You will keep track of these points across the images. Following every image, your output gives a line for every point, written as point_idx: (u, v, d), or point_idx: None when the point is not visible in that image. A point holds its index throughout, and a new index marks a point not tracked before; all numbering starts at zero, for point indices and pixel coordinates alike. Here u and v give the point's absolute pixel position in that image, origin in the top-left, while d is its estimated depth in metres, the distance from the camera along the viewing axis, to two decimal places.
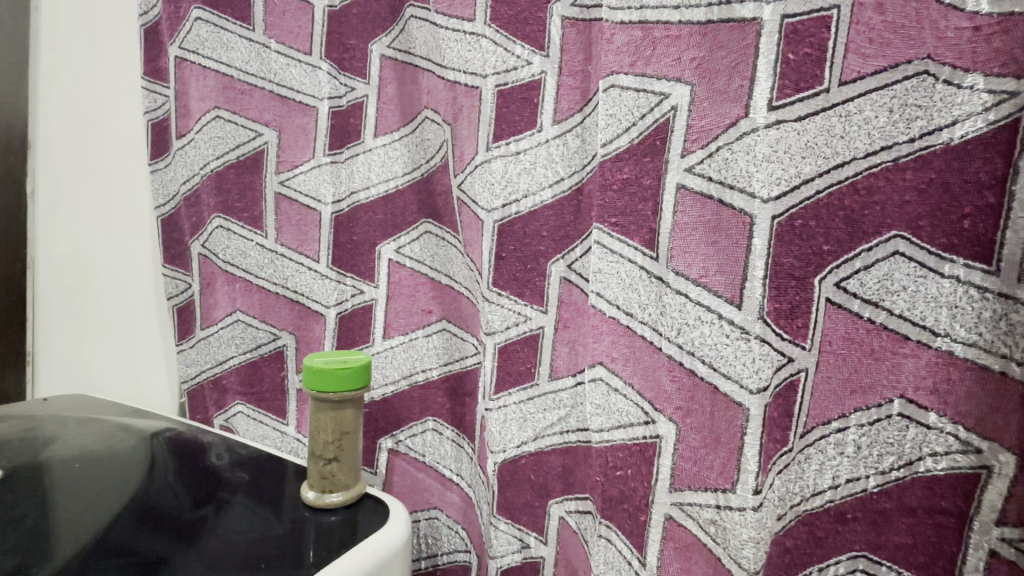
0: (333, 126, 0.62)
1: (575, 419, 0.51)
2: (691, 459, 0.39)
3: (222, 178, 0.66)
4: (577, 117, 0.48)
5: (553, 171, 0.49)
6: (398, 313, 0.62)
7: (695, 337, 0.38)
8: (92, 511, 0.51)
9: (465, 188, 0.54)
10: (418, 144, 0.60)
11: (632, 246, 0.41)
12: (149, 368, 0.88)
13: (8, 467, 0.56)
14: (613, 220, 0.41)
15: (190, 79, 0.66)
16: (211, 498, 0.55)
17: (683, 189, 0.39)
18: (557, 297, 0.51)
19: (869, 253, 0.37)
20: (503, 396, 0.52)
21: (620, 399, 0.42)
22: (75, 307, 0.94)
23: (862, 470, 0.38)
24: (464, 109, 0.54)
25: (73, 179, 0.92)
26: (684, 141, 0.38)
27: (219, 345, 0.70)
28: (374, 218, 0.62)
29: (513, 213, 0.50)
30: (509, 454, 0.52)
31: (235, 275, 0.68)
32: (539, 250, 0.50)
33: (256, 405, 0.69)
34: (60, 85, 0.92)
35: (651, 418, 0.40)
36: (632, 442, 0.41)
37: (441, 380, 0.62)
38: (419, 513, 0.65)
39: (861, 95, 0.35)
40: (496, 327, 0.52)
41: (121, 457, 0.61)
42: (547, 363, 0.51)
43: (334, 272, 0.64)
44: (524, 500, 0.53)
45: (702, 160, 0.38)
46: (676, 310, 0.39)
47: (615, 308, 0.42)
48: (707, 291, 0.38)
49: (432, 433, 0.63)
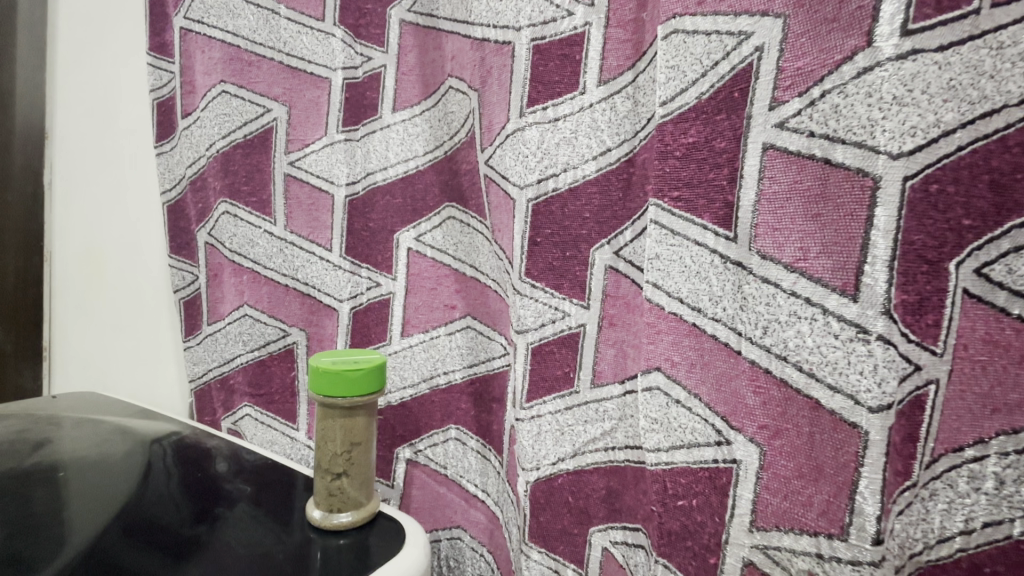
0: (347, 100, 0.56)
1: (623, 433, 0.43)
2: (778, 491, 0.31)
3: (229, 159, 0.61)
4: (628, 76, 0.41)
5: (598, 141, 0.41)
6: (417, 308, 0.56)
7: (789, 338, 0.30)
8: (75, 524, 0.46)
9: (495, 162, 0.47)
10: (440, 118, 0.53)
11: (701, 226, 0.33)
12: (161, 366, 0.84)
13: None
14: (676, 192, 0.34)
15: (195, 52, 0.61)
16: (209, 513, 0.49)
17: (771, 149, 0.31)
18: (602, 290, 0.43)
19: (1022, 230, 0.27)
20: (537, 405, 0.45)
21: (683, 413, 0.34)
22: (89, 301, 0.91)
23: (1005, 511, 0.29)
24: (494, 71, 0.47)
25: (87, 168, 0.88)
26: (773, 89, 0.30)
27: (226, 342, 0.65)
28: (392, 202, 0.55)
29: (550, 190, 0.43)
30: (543, 472, 0.44)
31: (242, 266, 0.62)
32: (580, 235, 0.43)
33: (265, 409, 0.64)
34: (76, 71, 0.89)
35: (727, 439, 0.32)
36: (698, 467, 0.33)
37: (465, 385, 0.55)
38: (439, 532, 0.58)
39: (1018, 22, 0.25)
40: (529, 324, 0.44)
41: (117, 463, 0.56)
42: (589, 368, 0.44)
43: (347, 262, 0.58)
44: (561, 525, 0.45)
45: (803, 109, 0.29)
46: (763, 303, 0.31)
47: (679, 301, 0.34)
48: (803, 277, 0.30)
49: (455, 443, 0.56)
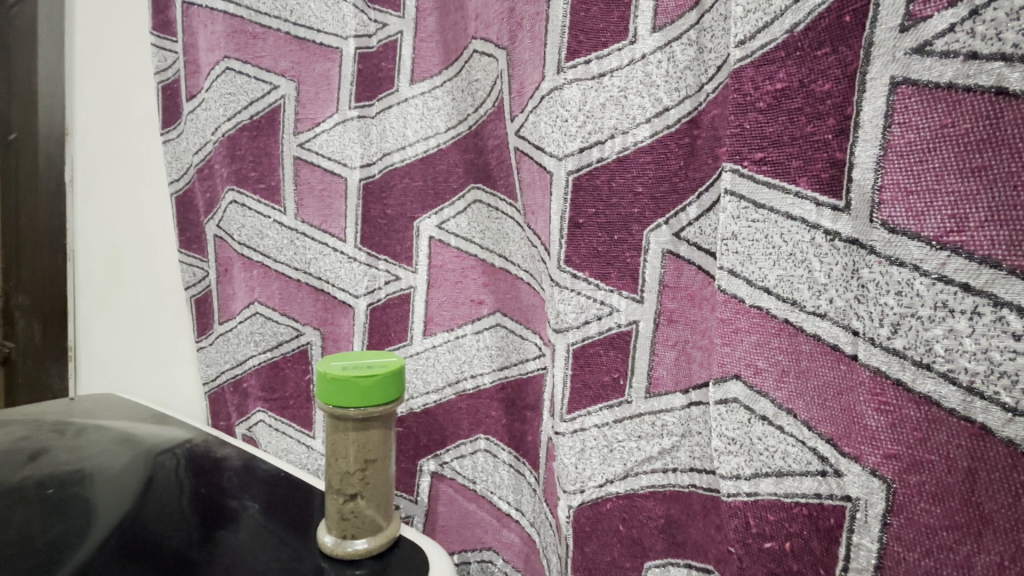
0: (360, 72, 0.50)
1: (688, 453, 0.36)
2: (915, 544, 0.24)
3: (236, 143, 0.56)
4: (690, 18, 0.33)
5: (652, 99, 0.34)
6: (440, 304, 0.50)
7: (934, 340, 0.22)
8: (65, 547, 0.42)
9: (527, 131, 0.40)
10: (464, 88, 0.47)
11: (796, 194, 0.26)
12: (179, 366, 0.80)
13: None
14: (759, 153, 0.27)
15: (199, 28, 0.57)
16: (212, 532, 0.44)
17: (903, 84, 0.23)
18: (658, 280, 0.36)
19: None
20: (580, 417, 0.37)
21: (771, 433, 0.27)
22: (109, 299, 0.88)
23: None
24: (525, 22, 0.40)
25: (105, 164, 0.85)
26: (906, 2, 0.22)
27: (237, 343, 0.60)
28: (411, 185, 0.49)
29: (594, 160, 0.35)
30: (588, 496, 0.37)
31: (252, 260, 0.57)
32: (631, 213, 0.36)
33: (279, 414, 0.59)
34: (89, 62, 0.85)
35: (834, 467, 0.25)
36: (796, 504, 0.26)
37: (495, 390, 0.49)
38: (469, 554, 0.52)
39: None
40: (570, 322, 0.37)
41: (121, 474, 0.52)
42: (644, 374, 0.37)
43: (363, 253, 0.52)
44: (610, 558, 0.38)
45: (960, 24, 0.21)
46: (890, 293, 0.23)
47: (764, 291, 0.27)
48: (957, 255, 0.22)
49: (485, 455, 0.50)
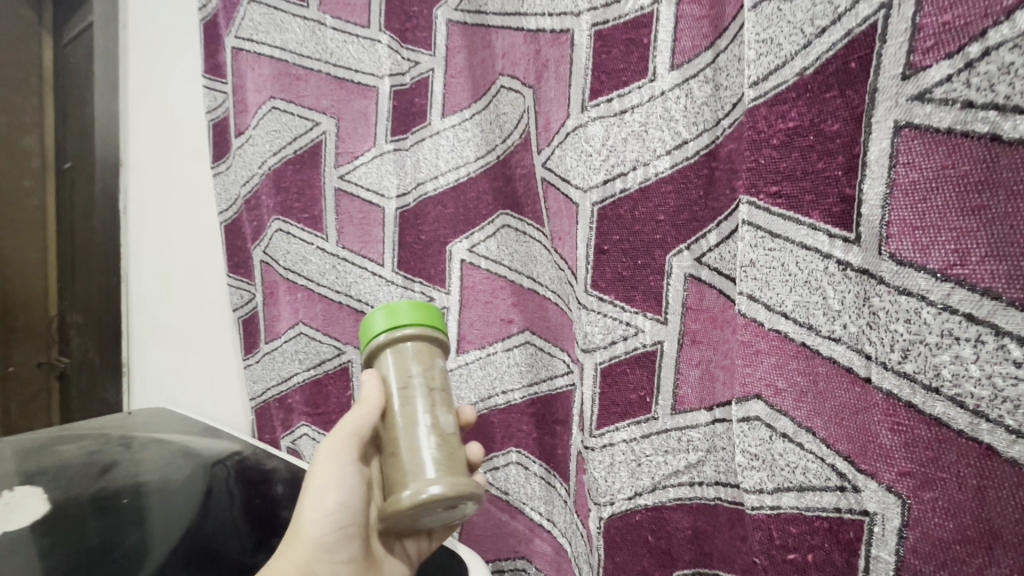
0: (395, 108, 0.53)
1: (713, 467, 0.37)
2: (931, 558, 0.25)
3: (281, 176, 0.60)
4: (706, 56, 0.35)
5: (672, 133, 0.36)
6: (473, 324, 0.52)
7: (942, 365, 0.24)
8: (138, 554, 0.46)
9: (554, 164, 0.42)
10: (492, 120, 0.50)
11: (810, 226, 0.28)
12: (224, 381, 0.85)
13: (61, 498, 0.53)
14: (774, 187, 0.29)
15: (246, 70, 0.62)
16: (267, 541, 0.48)
17: (907, 128, 0.25)
18: (680, 302, 0.38)
19: None
20: (609, 432, 0.40)
21: (791, 449, 0.29)
22: (159, 317, 0.94)
23: None
24: (550, 63, 0.43)
25: (155, 192, 0.91)
26: (906, 53, 0.24)
27: (283, 361, 0.64)
28: (444, 213, 0.52)
29: (618, 192, 0.38)
30: (617, 508, 0.39)
31: (297, 283, 0.61)
32: (653, 240, 0.38)
33: (322, 428, 0.62)
34: (141, 99, 0.92)
35: (852, 484, 0.27)
36: (817, 517, 0.28)
37: (525, 405, 0.51)
38: (503, 563, 0.54)
39: None
40: (597, 343, 0.40)
41: (181, 485, 0.56)
42: (669, 392, 0.39)
43: (400, 277, 0.55)
44: (640, 567, 0.40)
45: (956, 74, 0.23)
46: (900, 320, 0.25)
47: (782, 316, 0.29)
48: (960, 287, 0.23)
49: (517, 467, 0.53)
